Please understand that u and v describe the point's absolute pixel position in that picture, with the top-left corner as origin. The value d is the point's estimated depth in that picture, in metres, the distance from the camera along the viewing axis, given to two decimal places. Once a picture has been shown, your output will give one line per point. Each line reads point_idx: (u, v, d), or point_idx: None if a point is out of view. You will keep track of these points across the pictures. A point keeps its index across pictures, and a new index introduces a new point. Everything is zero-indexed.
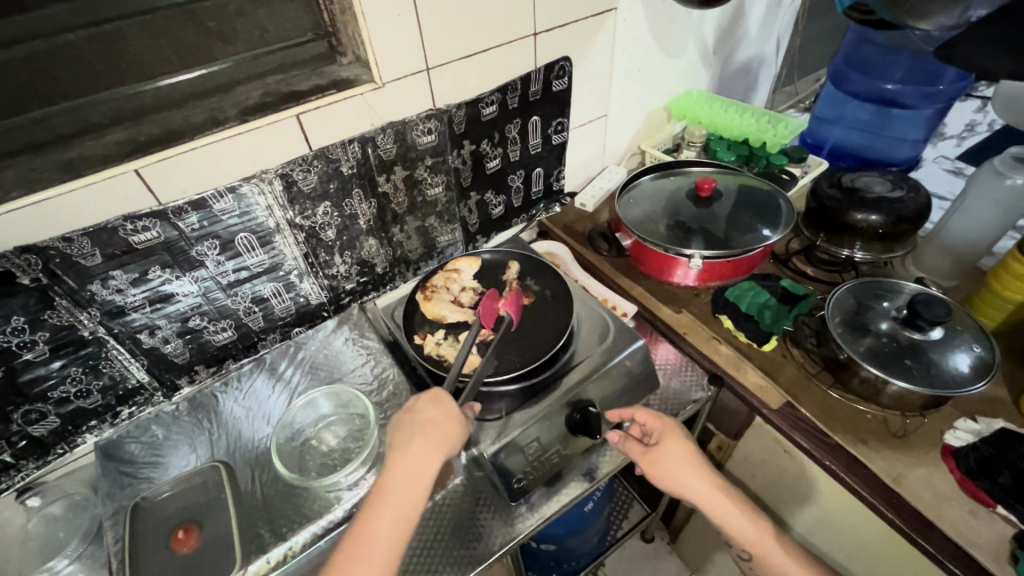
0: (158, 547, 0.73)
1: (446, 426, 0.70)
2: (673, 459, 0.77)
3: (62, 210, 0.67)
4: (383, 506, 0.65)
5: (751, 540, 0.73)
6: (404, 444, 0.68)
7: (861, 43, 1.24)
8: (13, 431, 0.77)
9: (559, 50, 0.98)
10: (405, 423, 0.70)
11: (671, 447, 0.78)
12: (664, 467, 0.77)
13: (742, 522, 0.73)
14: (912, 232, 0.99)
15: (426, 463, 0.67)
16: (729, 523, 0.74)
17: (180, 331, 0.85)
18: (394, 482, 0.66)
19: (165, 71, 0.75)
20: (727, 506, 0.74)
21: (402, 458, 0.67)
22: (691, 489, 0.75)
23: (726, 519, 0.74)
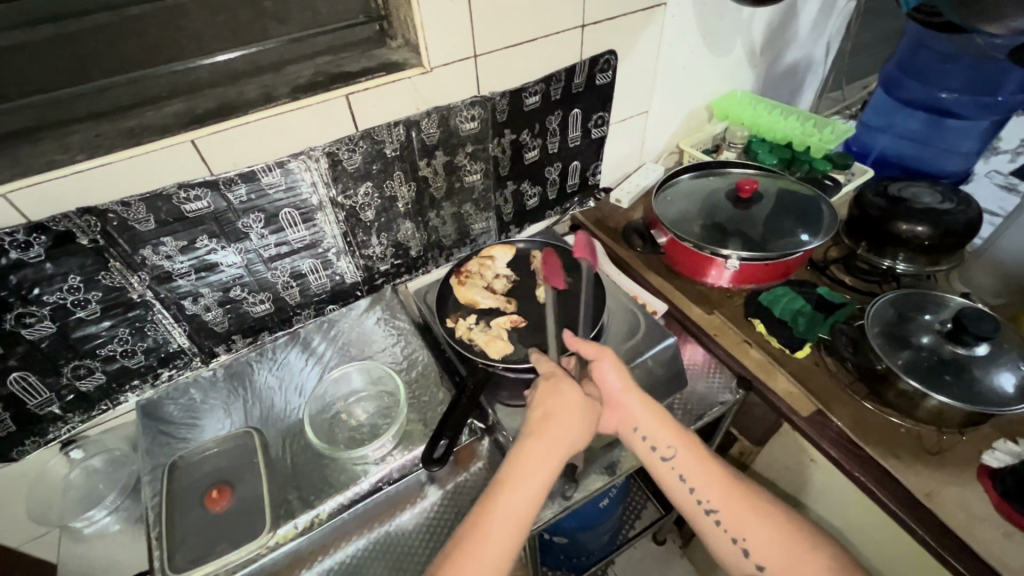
0: (192, 505, 0.76)
1: (577, 415, 0.69)
2: (645, 401, 0.74)
3: (122, 175, 0.70)
4: (519, 488, 0.64)
5: (722, 495, 0.70)
6: (538, 429, 0.67)
7: (915, 50, 1.20)
8: (62, 384, 0.81)
9: (606, 43, 0.98)
10: (544, 402, 0.69)
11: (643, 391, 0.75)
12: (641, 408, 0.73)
13: (718, 472, 0.72)
14: (959, 246, 0.96)
15: (556, 450, 0.67)
16: (706, 474, 0.71)
17: (221, 300, 0.87)
18: (530, 467, 0.65)
19: (221, 48, 0.78)
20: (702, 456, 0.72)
21: (537, 444, 0.66)
22: (665, 438, 0.73)
23: (698, 472, 0.71)
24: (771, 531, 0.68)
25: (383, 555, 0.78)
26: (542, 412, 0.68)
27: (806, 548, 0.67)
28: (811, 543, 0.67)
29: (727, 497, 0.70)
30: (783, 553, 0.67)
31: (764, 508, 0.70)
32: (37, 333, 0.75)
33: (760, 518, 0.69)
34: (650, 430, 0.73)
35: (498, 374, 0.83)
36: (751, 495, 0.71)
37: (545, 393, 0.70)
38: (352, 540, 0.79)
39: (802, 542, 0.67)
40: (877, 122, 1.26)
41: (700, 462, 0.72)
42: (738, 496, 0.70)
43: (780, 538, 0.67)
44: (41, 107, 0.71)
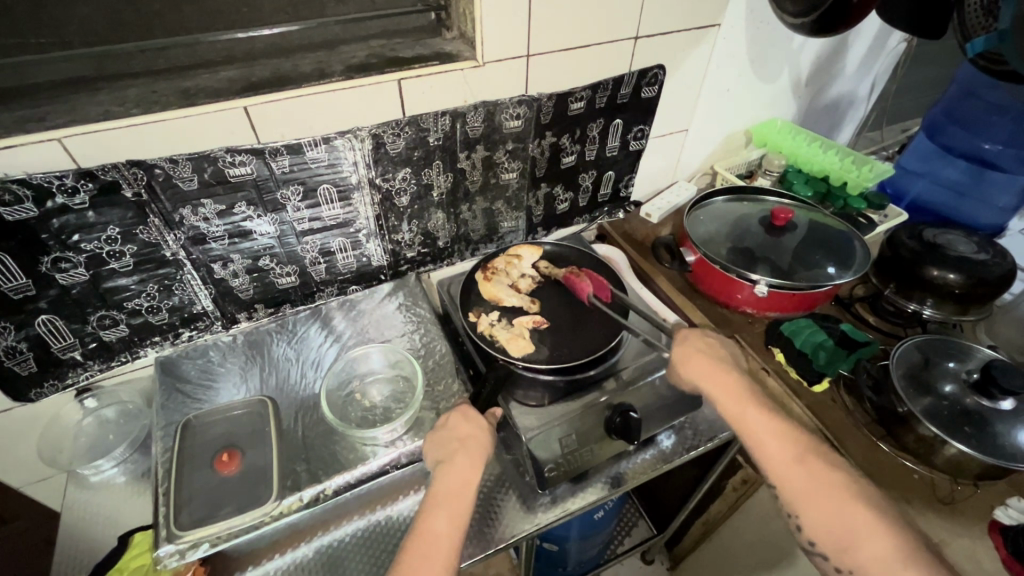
0: (200, 466, 0.77)
1: (481, 439, 0.73)
2: (718, 370, 0.76)
3: (174, 133, 0.71)
4: (438, 508, 0.65)
5: (784, 467, 0.66)
6: (446, 457, 0.71)
7: (964, 97, 1.21)
8: (86, 332, 0.82)
9: (656, 58, 0.98)
10: (440, 483, 0.67)
11: (721, 362, 0.78)
12: (715, 378, 0.76)
13: (784, 447, 0.67)
14: (990, 298, 0.95)
15: (471, 469, 0.69)
16: (765, 448, 0.68)
17: (249, 268, 0.88)
18: (442, 486, 0.67)
19: (279, 21, 0.80)
20: (772, 429, 0.69)
21: (447, 466, 0.69)
22: (735, 407, 0.73)
23: (765, 441, 0.69)
24: (823, 512, 0.62)
25: (375, 540, 0.79)
26: (452, 441, 0.73)
27: (860, 535, 0.59)
28: (867, 533, 0.59)
29: (787, 471, 0.66)
30: (835, 535, 0.61)
31: (828, 490, 0.63)
32: (69, 279, 0.76)
33: (811, 498, 0.64)
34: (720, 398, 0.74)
35: (517, 373, 0.84)
36: (817, 474, 0.64)
37: (440, 473, 0.69)
38: (353, 519, 0.81)
39: (855, 530, 0.60)
40: (914, 166, 1.25)
41: (765, 435, 0.69)
42: (797, 473, 0.65)
43: (833, 519, 0.62)
44: (101, 59, 0.72)
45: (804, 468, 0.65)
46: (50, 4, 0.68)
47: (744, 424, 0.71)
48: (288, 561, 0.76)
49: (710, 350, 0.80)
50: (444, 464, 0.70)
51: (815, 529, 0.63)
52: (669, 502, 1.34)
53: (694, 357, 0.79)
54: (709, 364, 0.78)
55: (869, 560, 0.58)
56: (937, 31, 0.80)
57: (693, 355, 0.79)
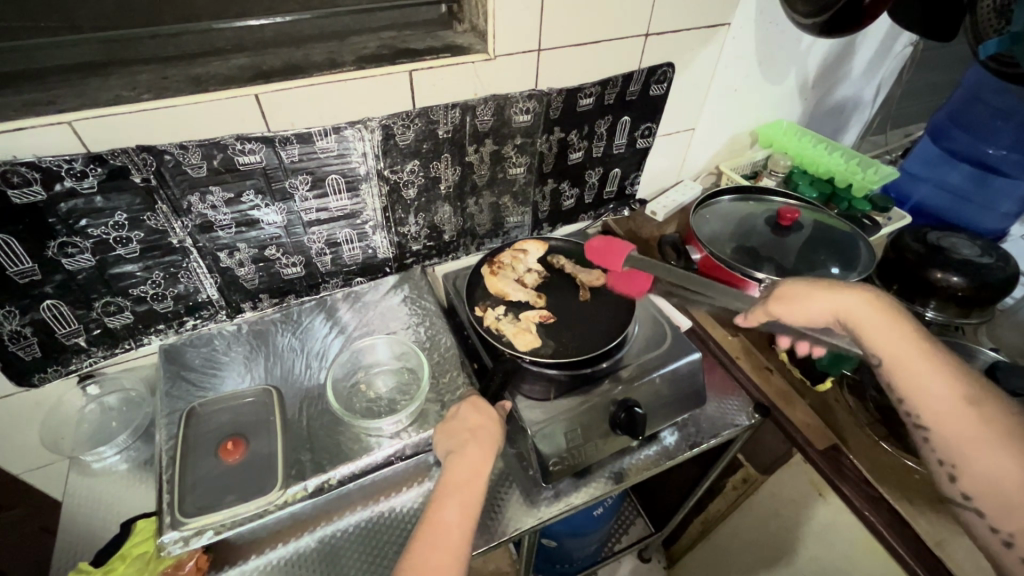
0: (205, 453, 0.77)
1: (492, 430, 0.74)
2: (874, 302, 0.70)
3: (185, 119, 0.70)
4: (449, 496, 0.65)
5: (942, 410, 0.62)
6: (457, 447, 0.71)
7: (969, 102, 1.22)
8: (91, 318, 0.82)
9: (665, 55, 0.98)
10: (451, 473, 0.68)
11: (874, 300, 0.70)
12: (863, 313, 0.69)
13: (951, 392, 0.61)
14: (993, 301, 0.96)
15: (483, 458, 0.70)
16: (929, 393, 0.63)
17: (255, 257, 0.88)
18: (455, 475, 0.67)
19: (290, 10, 0.80)
20: (937, 374, 0.63)
21: (458, 456, 0.70)
22: (890, 343, 0.66)
23: (927, 387, 0.63)
24: (992, 465, 0.58)
25: (379, 530, 0.79)
26: (462, 431, 0.73)
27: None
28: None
29: (946, 414, 0.61)
30: (1000, 491, 0.57)
31: (998, 441, 0.58)
32: (75, 264, 0.76)
33: (982, 453, 0.58)
34: (870, 332, 0.68)
35: (523, 366, 0.84)
36: (990, 429, 0.58)
37: (451, 463, 0.69)
38: (356, 509, 0.81)
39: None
40: (918, 170, 1.26)
41: (931, 380, 0.63)
42: (963, 424, 0.60)
43: (1003, 476, 0.57)
44: (111, 44, 0.72)
45: (977, 420, 0.59)
46: None
47: (900, 365, 0.65)
48: (290, 551, 0.76)
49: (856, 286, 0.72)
50: (455, 453, 0.71)
51: (979, 485, 0.59)
52: (668, 500, 1.34)
53: (838, 294, 0.72)
54: (861, 299, 0.70)
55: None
56: (946, 35, 0.81)
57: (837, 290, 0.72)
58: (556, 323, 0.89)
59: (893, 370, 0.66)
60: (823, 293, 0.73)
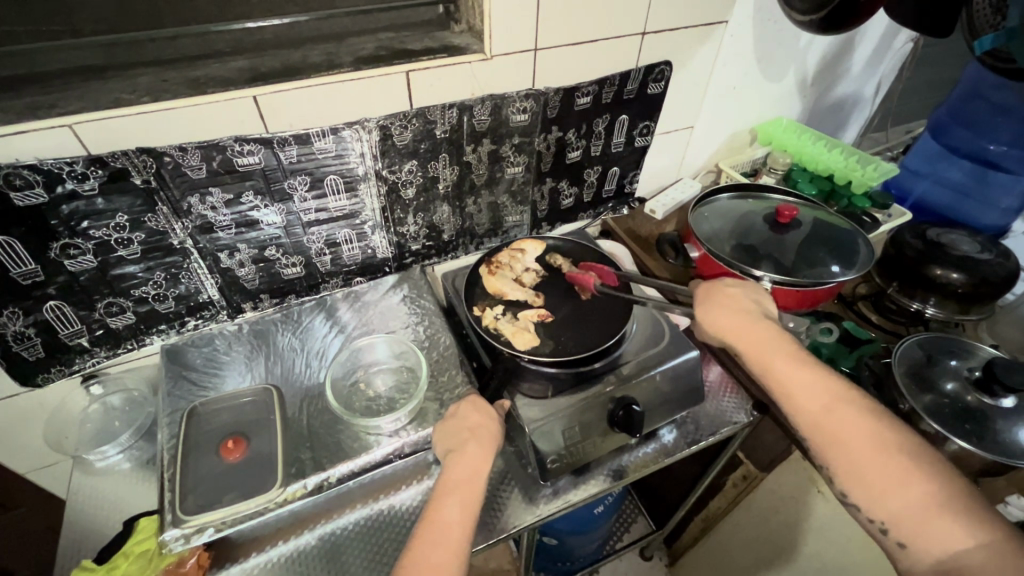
0: (206, 453, 0.78)
1: (492, 430, 0.74)
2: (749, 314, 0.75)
3: (183, 121, 0.71)
4: (449, 496, 0.66)
5: (816, 414, 0.64)
6: (456, 446, 0.72)
7: (970, 98, 1.21)
8: (93, 319, 0.83)
9: (663, 53, 0.98)
10: (451, 472, 0.68)
11: (749, 313, 0.75)
12: (736, 324, 0.74)
13: (821, 393, 0.65)
14: (993, 298, 0.95)
15: (482, 458, 0.70)
16: (798, 395, 0.66)
17: (255, 257, 0.89)
18: (454, 474, 0.68)
19: (289, 12, 0.81)
20: (802, 375, 0.67)
21: (458, 456, 0.70)
22: (763, 353, 0.71)
23: (795, 390, 0.66)
24: (863, 458, 0.60)
25: (378, 528, 0.80)
26: (462, 431, 0.74)
27: (890, 475, 0.58)
28: (905, 477, 0.57)
29: (818, 415, 0.64)
30: (867, 480, 0.59)
31: (869, 434, 0.60)
32: (78, 265, 0.77)
33: (844, 445, 0.61)
34: (750, 344, 0.72)
35: (523, 365, 0.84)
36: (847, 417, 0.62)
37: (451, 463, 0.69)
38: (356, 507, 0.81)
39: (887, 473, 0.58)
40: (918, 166, 1.26)
41: (799, 381, 0.66)
42: (827, 421, 0.63)
43: (869, 463, 0.59)
44: (112, 47, 0.73)
45: (846, 417, 0.62)
46: None
47: (770, 371, 0.69)
48: (291, 548, 0.77)
49: (733, 299, 0.77)
50: (455, 452, 0.71)
51: (845, 477, 0.61)
52: (669, 499, 1.34)
53: (716, 306, 0.77)
54: (734, 311, 0.76)
55: (903, 506, 0.56)
56: (943, 31, 0.81)
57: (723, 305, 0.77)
58: (555, 321, 0.90)
59: (767, 375, 0.70)
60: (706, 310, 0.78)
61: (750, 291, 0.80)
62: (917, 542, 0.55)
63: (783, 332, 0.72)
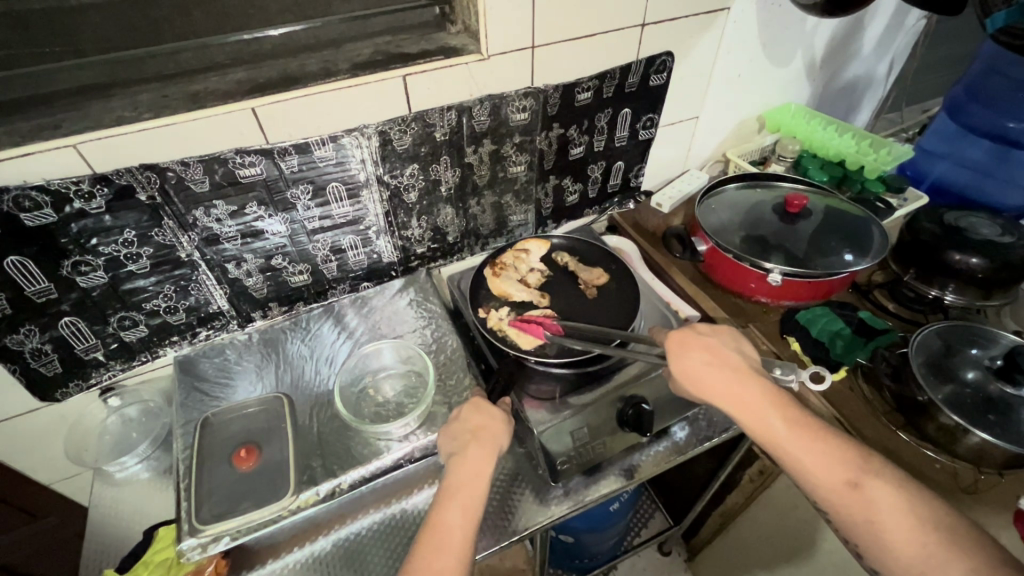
0: (220, 461, 0.79)
1: (495, 432, 0.73)
2: (739, 374, 0.70)
3: (183, 136, 0.72)
4: (450, 500, 0.66)
5: (836, 492, 0.61)
6: (459, 450, 0.71)
7: (988, 74, 1.17)
8: (108, 333, 0.84)
9: (664, 45, 0.96)
10: (453, 475, 0.68)
11: (739, 373, 0.71)
12: (729, 390, 0.69)
13: (835, 470, 0.61)
14: (1015, 282, 0.92)
15: (483, 461, 0.70)
16: (814, 470, 0.62)
17: (262, 267, 0.89)
18: (456, 479, 0.68)
19: (285, 21, 0.81)
20: (813, 447, 0.63)
21: (460, 459, 0.70)
22: (760, 421, 0.67)
23: (811, 464, 0.63)
24: (893, 537, 0.57)
25: (391, 532, 0.80)
26: (465, 433, 0.73)
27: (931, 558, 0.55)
28: (944, 555, 0.55)
29: (838, 493, 0.61)
30: (904, 560, 0.56)
31: (896, 507, 0.58)
32: (89, 282, 0.78)
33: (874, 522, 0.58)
34: (747, 410, 0.68)
35: (529, 367, 0.85)
36: (868, 495, 0.59)
37: (454, 466, 0.69)
38: (369, 512, 0.82)
39: (926, 553, 0.55)
40: (936, 147, 1.22)
41: (810, 454, 0.63)
42: (851, 498, 0.60)
43: (905, 542, 0.57)
44: (113, 65, 0.74)
45: (866, 494, 0.59)
46: (61, 11, 0.69)
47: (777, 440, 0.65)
48: (306, 554, 0.78)
49: (721, 356, 0.73)
50: (457, 456, 0.71)
51: (881, 557, 0.58)
52: (686, 494, 1.33)
53: (702, 369, 0.72)
54: (725, 371, 0.71)
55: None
56: (954, 8, 0.77)
57: (708, 364, 0.72)
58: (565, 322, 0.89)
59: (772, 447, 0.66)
60: (693, 370, 0.72)
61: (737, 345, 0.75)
62: None
63: (780, 394, 0.69)
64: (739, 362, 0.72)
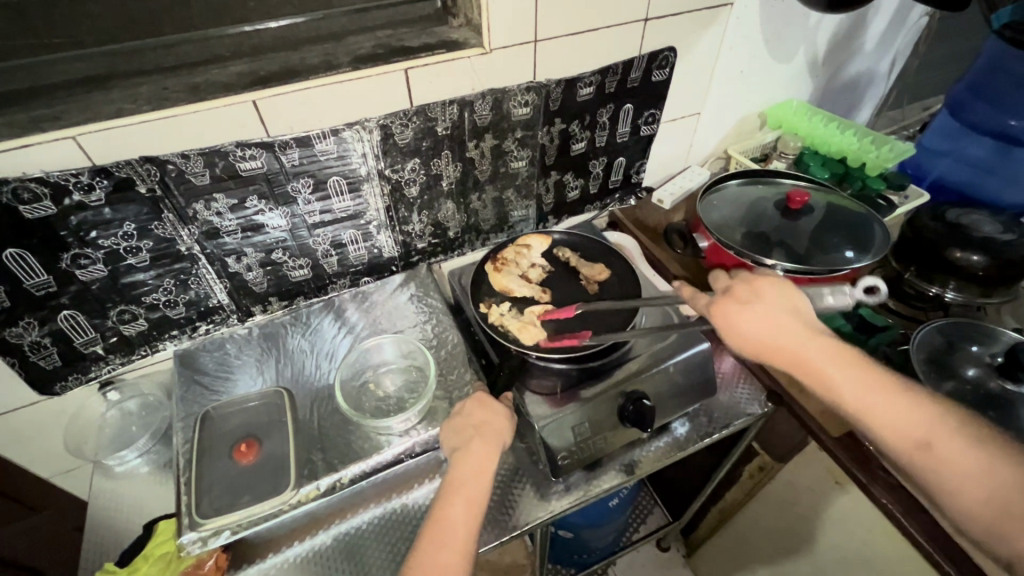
0: (221, 455, 0.79)
1: (498, 427, 0.74)
2: (806, 330, 0.69)
3: (183, 128, 0.71)
4: (455, 494, 0.66)
5: (912, 444, 0.61)
6: (462, 444, 0.71)
7: (992, 70, 1.14)
8: (107, 327, 0.84)
9: (666, 40, 0.96)
10: (457, 469, 0.68)
11: (799, 326, 0.69)
12: (804, 356, 0.67)
13: (912, 421, 0.61)
14: (1016, 279, 0.92)
15: (487, 456, 0.70)
16: (887, 422, 0.62)
17: (262, 261, 0.89)
18: (459, 473, 0.68)
19: (286, 14, 0.80)
20: (886, 405, 0.63)
21: (464, 454, 0.70)
22: (833, 378, 0.66)
23: (884, 417, 0.62)
24: (969, 488, 0.57)
25: (392, 527, 0.80)
26: (469, 428, 0.73)
27: (1016, 509, 0.54)
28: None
29: (912, 445, 0.60)
30: (980, 510, 0.56)
31: (976, 459, 0.57)
32: (89, 275, 0.78)
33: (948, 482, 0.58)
34: (821, 366, 0.67)
35: (530, 362, 0.84)
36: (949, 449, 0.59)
37: (456, 461, 0.69)
38: (370, 506, 0.82)
39: (1004, 505, 0.55)
40: (937, 144, 1.23)
41: (884, 411, 0.62)
42: (925, 459, 0.60)
43: (982, 493, 0.56)
44: (113, 57, 0.74)
45: (943, 444, 0.59)
46: (60, 2, 0.69)
47: (848, 397, 0.64)
48: (307, 548, 0.78)
49: (779, 310, 0.71)
50: (460, 450, 0.71)
51: (954, 508, 0.58)
52: (685, 490, 1.33)
53: (763, 324, 0.70)
54: (790, 328, 0.69)
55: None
56: (958, 5, 0.77)
57: (769, 319, 0.70)
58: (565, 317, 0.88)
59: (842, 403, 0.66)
60: (752, 327, 0.70)
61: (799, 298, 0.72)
62: None
63: (851, 350, 0.67)
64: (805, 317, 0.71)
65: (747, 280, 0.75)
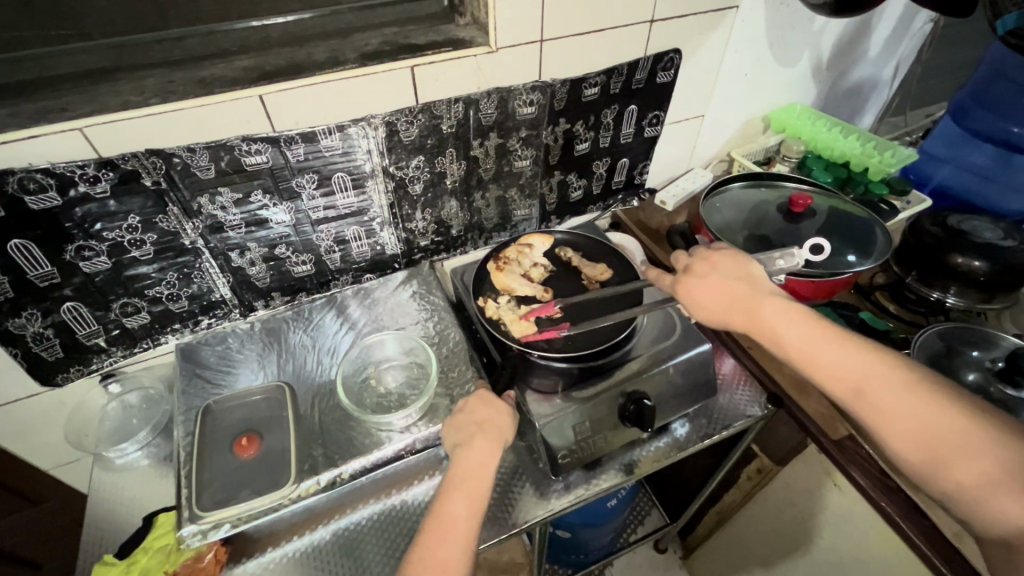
0: (221, 449, 0.79)
1: (499, 425, 0.74)
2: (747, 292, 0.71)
3: (189, 122, 0.71)
4: (455, 490, 0.66)
5: (848, 396, 0.62)
6: (464, 441, 0.72)
7: (994, 78, 1.16)
8: (110, 319, 0.84)
9: (672, 42, 0.96)
10: (458, 466, 0.68)
11: (741, 288, 0.71)
12: (748, 316, 0.70)
13: (843, 373, 0.62)
14: (1016, 286, 0.93)
15: (488, 453, 0.70)
16: (824, 375, 0.63)
17: (266, 256, 0.89)
18: (460, 469, 0.68)
19: (294, 10, 0.81)
20: (818, 351, 0.64)
21: (465, 450, 0.70)
22: (775, 335, 0.67)
23: (819, 370, 0.64)
24: (901, 436, 0.58)
25: (391, 523, 0.80)
26: (470, 425, 0.73)
27: (944, 453, 0.55)
28: (958, 449, 0.54)
29: (847, 396, 0.62)
30: (914, 457, 0.57)
31: (904, 407, 0.58)
32: (93, 267, 0.78)
33: (883, 424, 0.59)
34: (762, 325, 0.68)
35: (533, 360, 0.84)
36: (879, 397, 0.59)
37: (457, 458, 0.69)
38: (369, 502, 0.82)
39: (933, 450, 0.55)
40: (939, 151, 1.23)
41: (820, 363, 0.64)
42: (858, 401, 0.61)
43: (913, 441, 0.57)
44: (121, 50, 0.74)
45: (872, 393, 0.60)
46: None
47: (789, 352, 0.66)
48: (306, 543, 0.78)
49: (723, 275, 0.73)
50: (461, 447, 0.71)
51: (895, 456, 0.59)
52: (683, 491, 1.33)
53: (710, 292, 0.73)
54: (733, 292, 0.71)
55: (955, 484, 0.54)
56: (964, 11, 0.77)
57: (713, 286, 0.73)
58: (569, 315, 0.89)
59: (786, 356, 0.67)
60: (701, 296, 0.73)
61: (749, 263, 0.74)
62: (979, 518, 0.53)
63: (792, 305, 0.68)
64: (750, 277, 0.72)
65: (704, 255, 0.77)
